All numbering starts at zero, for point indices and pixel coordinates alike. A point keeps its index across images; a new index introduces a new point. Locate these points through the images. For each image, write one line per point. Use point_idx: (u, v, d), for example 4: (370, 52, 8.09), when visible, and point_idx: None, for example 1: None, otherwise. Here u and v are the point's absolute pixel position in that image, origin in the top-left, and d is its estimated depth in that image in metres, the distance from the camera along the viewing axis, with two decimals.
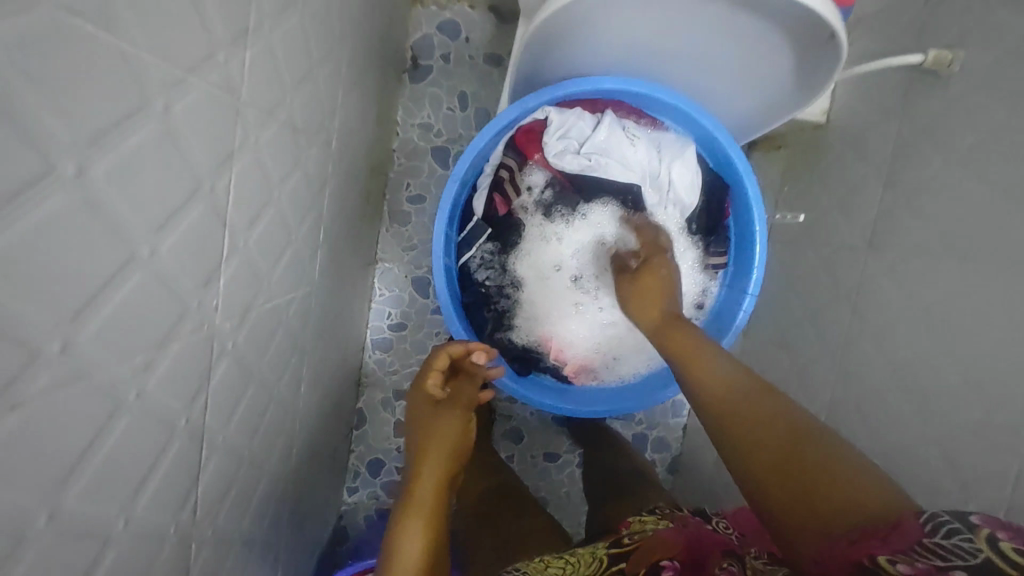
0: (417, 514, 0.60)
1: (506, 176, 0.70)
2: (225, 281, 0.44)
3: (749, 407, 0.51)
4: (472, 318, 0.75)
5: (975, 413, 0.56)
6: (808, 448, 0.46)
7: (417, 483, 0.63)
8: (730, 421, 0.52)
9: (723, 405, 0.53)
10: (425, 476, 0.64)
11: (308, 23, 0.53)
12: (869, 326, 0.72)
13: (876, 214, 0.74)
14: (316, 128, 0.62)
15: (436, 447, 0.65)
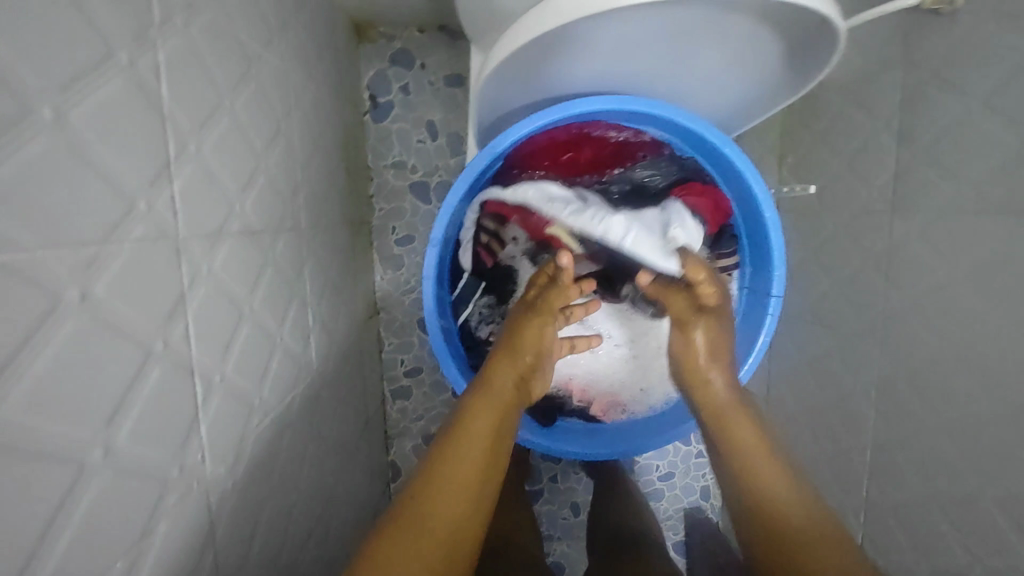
0: (478, 441, 0.53)
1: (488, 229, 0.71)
2: (206, 428, 0.40)
3: (798, 525, 0.52)
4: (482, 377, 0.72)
5: None
6: (805, 515, 0.52)
7: (475, 416, 0.55)
8: (767, 512, 0.53)
9: (770, 516, 0.53)
10: (490, 411, 0.56)
11: (243, 114, 0.48)
12: (909, 295, 0.66)
13: (893, 172, 0.68)
14: (280, 215, 0.57)
15: (510, 413, 0.57)
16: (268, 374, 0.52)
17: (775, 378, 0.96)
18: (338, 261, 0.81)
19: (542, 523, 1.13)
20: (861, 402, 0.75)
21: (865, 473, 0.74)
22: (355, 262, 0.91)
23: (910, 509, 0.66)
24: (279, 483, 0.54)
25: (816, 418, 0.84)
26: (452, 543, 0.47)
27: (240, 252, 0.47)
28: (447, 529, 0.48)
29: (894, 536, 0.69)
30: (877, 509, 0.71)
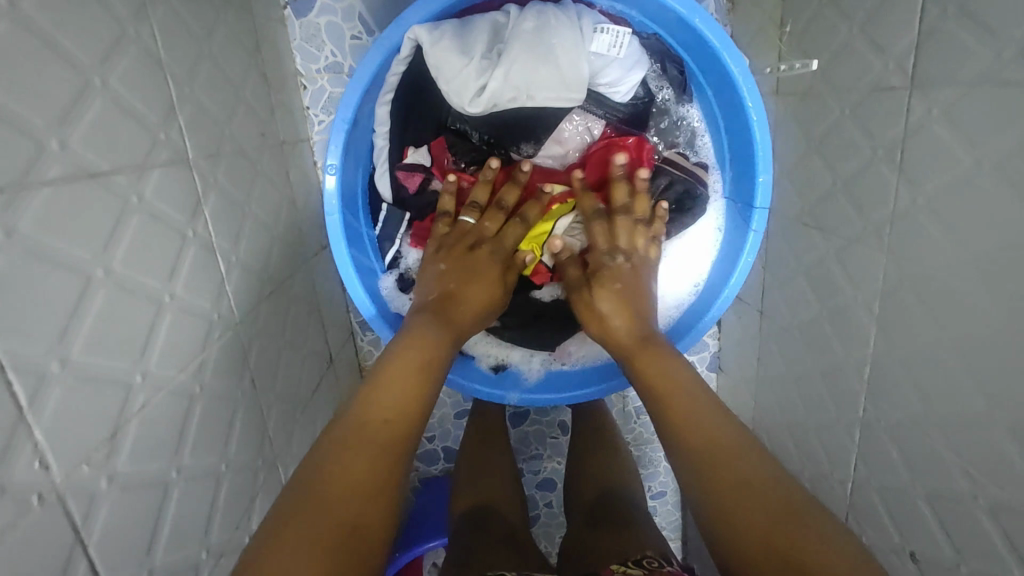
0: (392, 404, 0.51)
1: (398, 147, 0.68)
2: (42, 432, 0.33)
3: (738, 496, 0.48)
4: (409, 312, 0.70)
5: None
6: (733, 446, 0.51)
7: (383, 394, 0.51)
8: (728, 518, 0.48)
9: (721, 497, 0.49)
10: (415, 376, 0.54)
11: (40, 15, 0.36)
12: (924, 193, 0.55)
13: (917, 35, 0.54)
14: (148, 146, 0.46)
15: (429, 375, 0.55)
16: (153, 342, 0.44)
17: (769, 286, 0.87)
18: (263, 190, 0.70)
19: (530, 443, 1.11)
20: (862, 316, 0.66)
21: (861, 390, 0.67)
22: (291, 188, 0.80)
23: (906, 428, 0.60)
24: (192, 457, 0.48)
25: (811, 331, 0.77)
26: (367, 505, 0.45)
27: (71, 204, 0.37)
28: (341, 493, 0.45)
29: (888, 457, 0.63)
30: (872, 428, 0.65)
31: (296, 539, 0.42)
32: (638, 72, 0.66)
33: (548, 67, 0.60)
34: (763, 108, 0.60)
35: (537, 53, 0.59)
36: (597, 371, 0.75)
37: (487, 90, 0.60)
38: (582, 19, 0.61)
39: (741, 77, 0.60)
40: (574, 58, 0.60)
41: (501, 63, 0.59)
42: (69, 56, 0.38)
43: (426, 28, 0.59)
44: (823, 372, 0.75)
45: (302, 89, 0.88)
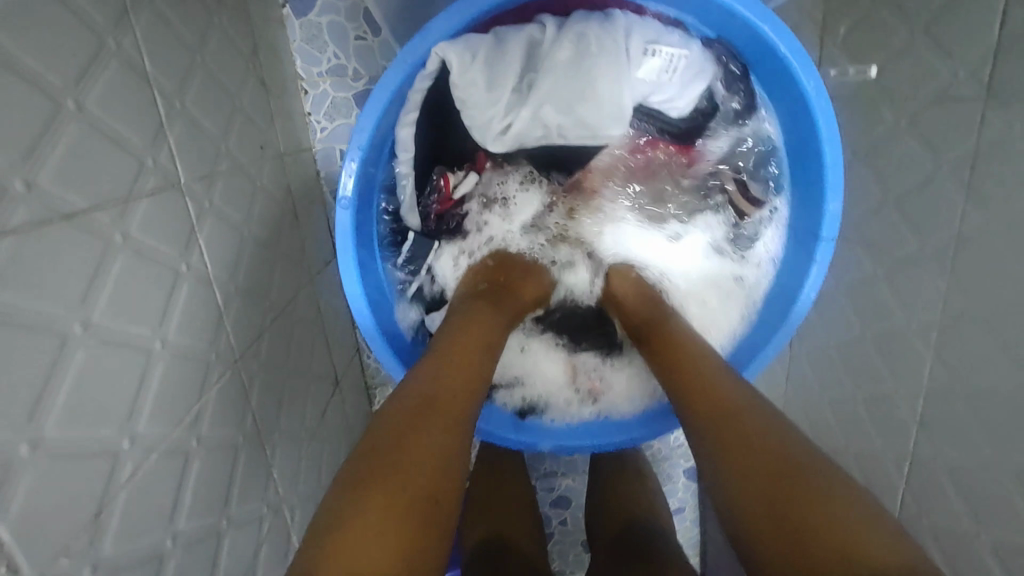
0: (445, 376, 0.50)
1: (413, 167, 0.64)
2: (8, 531, 0.29)
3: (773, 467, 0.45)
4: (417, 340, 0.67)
5: None
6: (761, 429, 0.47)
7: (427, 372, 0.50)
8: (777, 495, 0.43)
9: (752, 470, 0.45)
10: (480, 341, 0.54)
11: (0, 32, 0.30)
12: (997, 216, 0.50)
13: (996, 40, 0.48)
14: (135, 174, 0.41)
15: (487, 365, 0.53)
16: (144, 398, 0.39)
17: (803, 303, 0.82)
18: (264, 208, 0.65)
19: (545, 460, 1.07)
20: (915, 343, 0.61)
21: (913, 423, 0.62)
22: (293, 202, 0.75)
23: (967, 469, 0.55)
24: (189, 519, 0.43)
25: (853, 353, 0.72)
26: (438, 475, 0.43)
27: (43, 256, 0.32)
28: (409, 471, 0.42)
29: (945, 496, 0.58)
30: (926, 465, 0.61)
31: (361, 521, 0.38)
32: (698, 86, 0.62)
33: (587, 103, 0.57)
34: (837, 133, 0.56)
35: (575, 88, 0.56)
36: (628, 423, 0.69)
37: (519, 124, 0.59)
38: (630, 40, 0.56)
39: (814, 94, 0.56)
40: (616, 90, 0.57)
41: (536, 99, 0.57)
42: (38, 80, 0.33)
43: (455, 48, 0.54)
44: (866, 399, 0.70)
45: (303, 94, 0.82)
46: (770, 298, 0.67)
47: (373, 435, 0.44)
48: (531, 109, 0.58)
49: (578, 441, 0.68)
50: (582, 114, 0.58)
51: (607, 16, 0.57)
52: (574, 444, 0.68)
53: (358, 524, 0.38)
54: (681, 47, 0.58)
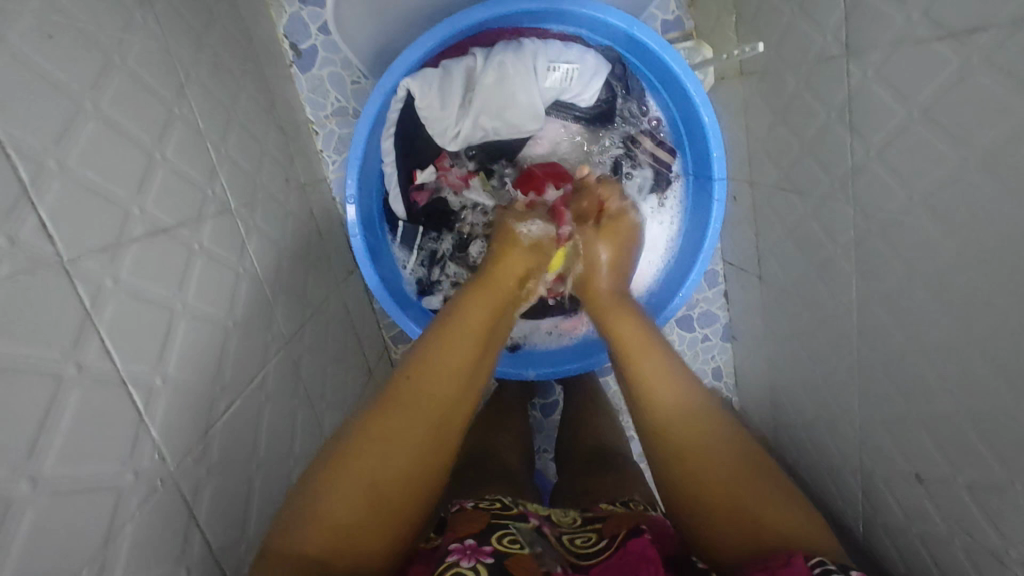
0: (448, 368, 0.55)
1: (397, 172, 0.76)
2: (158, 431, 0.42)
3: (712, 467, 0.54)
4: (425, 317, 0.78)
5: (1000, 213, 0.47)
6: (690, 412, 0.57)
7: (449, 343, 0.56)
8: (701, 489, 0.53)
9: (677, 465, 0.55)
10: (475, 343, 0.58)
11: (113, 109, 0.46)
12: (872, 146, 0.61)
13: (844, 9, 0.60)
14: (201, 202, 0.56)
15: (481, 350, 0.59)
16: (226, 359, 0.54)
17: (764, 253, 0.93)
18: (293, 227, 0.80)
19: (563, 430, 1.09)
20: (843, 264, 0.72)
21: (854, 333, 0.72)
22: (316, 223, 0.90)
23: (894, 361, 0.66)
24: (267, 454, 0.57)
25: (804, 286, 0.82)
26: (433, 452, 0.51)
27: (153, 253, 0.47)
28: (416, 443, 0.50)
29: (884, 388, 0.68)
30: (868, 366, 0.71)
31: (361, 476, 0.47)
32: (598, 81, 0.73)
33: (512, 110, 0.72)
34: (710, 100, 0.67)
35: (503, 100, 0.71)
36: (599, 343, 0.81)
37: (464, 131, 0.73)
38: (536, 60, 0.69)
39: (681, 71, 0.67)
40: (533, 97, 0.72)
41: (474, 112, 0.72)
42: (137, 140, 0.48)
43: (416, 82, 0.68)
44: (820, 322, 0.80)
45: (315, 135, 0.98)
46: (686, 246, 0.78)
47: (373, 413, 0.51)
48: (471, 120, 0.72)
49: (561, 364, 0.81)
50: (509, 119, 0.73)
51: (518, 42, 0.70)
52: (556, 365, 0.81)
53: (359, 474, 0.48)
54: (583, 54, 0.71)
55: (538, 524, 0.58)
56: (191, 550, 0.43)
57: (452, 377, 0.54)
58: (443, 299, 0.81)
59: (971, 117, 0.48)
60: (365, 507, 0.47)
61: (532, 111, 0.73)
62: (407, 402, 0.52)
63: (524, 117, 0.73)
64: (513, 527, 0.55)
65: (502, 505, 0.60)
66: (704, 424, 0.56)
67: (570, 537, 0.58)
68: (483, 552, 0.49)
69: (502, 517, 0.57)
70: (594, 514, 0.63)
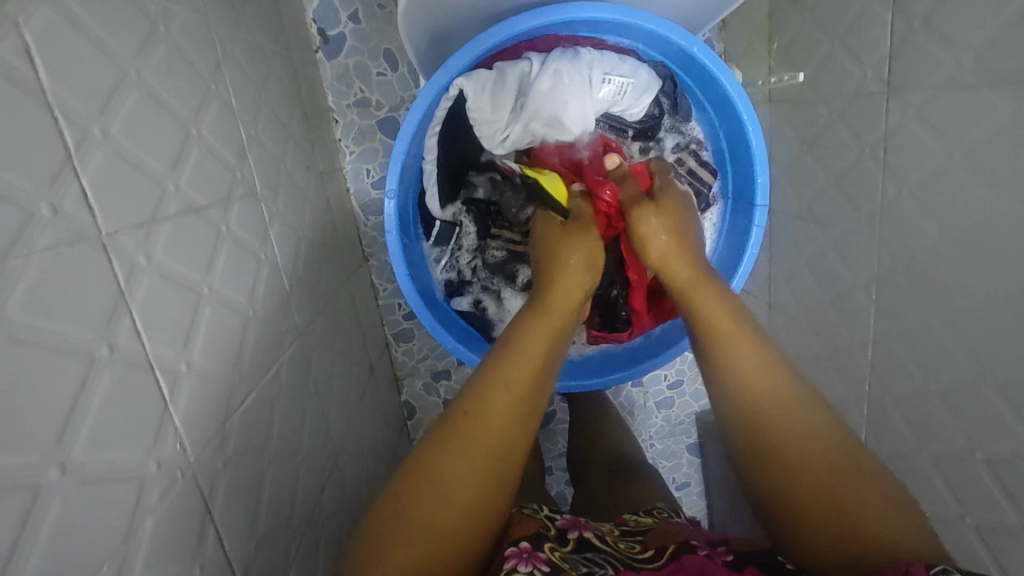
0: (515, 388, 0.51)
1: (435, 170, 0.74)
2: (180, 420, 0.40)
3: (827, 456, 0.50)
4: (449, 320, 0.77)
5: None
6: (781, 401, 0.52)
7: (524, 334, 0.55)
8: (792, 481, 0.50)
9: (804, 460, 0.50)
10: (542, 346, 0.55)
11: (156, 80, 0.44)
12: (905, 184, 0.62)
13: (889, 47, 0.61)
14: (230, 183, 0.54)
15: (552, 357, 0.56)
16: (246, 348, 0.52)
17: (775, 279, 0.94)
18: (311, 216, 0.78)
19: (560, 441, 1.08)
20: (862, 298, 0.72)
21: (866, 367, 0.73)
22: (331, 213, 0.88)
23: (907, 397, 0.66)
24: (278, 449, 0.55)
25: (817, 317, 0.83)
26: (508, 464, 0.49)
27: (185, 232, 0.45)
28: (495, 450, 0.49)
29: (895, 425, 0.69)
30: (879, 401, 0.71)
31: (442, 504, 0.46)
32: (648, 97, 0.73)
33: (565, 120, 0.70)
34: (760, 126, 0.68)
35: (557, 109, 0.69)
36: (621, 363, 0.82)
37: (512, 137, 0.72)
38: (592, 71, 0.69)
39: (734, 93, 0.67)
40: (587, 108, 0.70)
41: (527, 118, 0.70)
42: (176, 114, 0.46)
43: (469, 82, 0.67)
44: (831, 354, 0.81)
45: (334, 124, 0.96)
46: (719, 268, 0.78)
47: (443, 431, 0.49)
48: (522, 126, 0.71)
49: (579, 378, 0.80)
50: (559, 130, 0.71)
51: (574, 50, 0.69)
52: (574, 380, 0.80)
53: (427, 492, 0.46)
54: (639, 69, 0.71)
55: (581, 530, 0.57)
56: (205, 547, 0.41)
57: (522, 396, 0.51)
58: (471, 302, 0.81)
59: (1016, 165, 0.49)
60: (449, 531, 0.46)
61: (584, 123, 0.71)
62: (465, 434, 0.49)
63: (575, 129, 0.72)
64: (558, 538, 0.54)
65: (539, 516, 0.58)
66: (800, 407, 0.51)
67: (615, 540, 0.58)
68: (536, 559, 0.48)
69: (546, 524, 0.57)
70: (629, 526, 0.62)
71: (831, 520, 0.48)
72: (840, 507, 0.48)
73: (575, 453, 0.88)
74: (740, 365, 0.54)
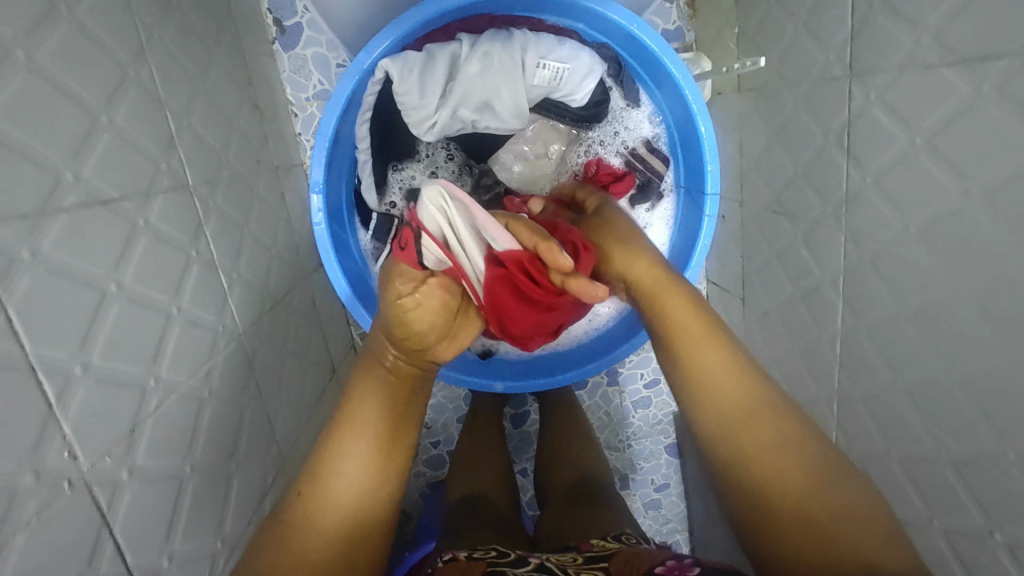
0: (355, 472, 0.50)
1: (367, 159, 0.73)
2: (70, 426, 0.37)
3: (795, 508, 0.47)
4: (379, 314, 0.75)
5: (999, 251, 0.45)
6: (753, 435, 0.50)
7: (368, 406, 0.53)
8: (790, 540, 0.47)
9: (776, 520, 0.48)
10: (376, 412, 0.52)
11: (54, 64, 0.41)
12: (869, 173, 0.59)
13: (850, 28, 0.58)
14: (152, 174, 0.51)
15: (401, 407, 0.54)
16: (165, 349, 0.49)
17: (747, 274, 0.91)
18: (260, 212, 0.75)
19: (532, 442, 1.05)
20: (831, 294, 0.69)
21: (836, 364, 0.70)
22: (287, 209, 0.85)
23: (873, 393, 0.64)
24: (205, 456, 0.52)
25: (789, 314, 0.80)
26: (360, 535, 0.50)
27: (86, 226, 0.42)
28: (339, 534, 0.48)
29: (863, 423, 0.66)
30: (849, 400, 0.68)
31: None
32: (592, 80, 0.71)
33: (497, 104, 0.70)
34: (706, 107, 0.66)
35: (485, 91, 0.69)
36: (583, 356, 0.79)
37: (442, 123, 0.71)
38: (526, 54, 0.67)
39: (678, 76, 0.66)
40: (518, 95, 0.69)
41: (454, 102, 0.69)
42: (79, 99, 0.43)
43: (394, 64, 0.66)
44: (802, 352, 0.78)
45: (293, 117, 0.93)
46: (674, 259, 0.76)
47: (295, 506, 0.49)
48: (448, 109, 0.69)
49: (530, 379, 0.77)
50: (489, 113, 0.71)
51: (508, 34, 0.68)
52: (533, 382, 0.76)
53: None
54: (577, 50, 0.69)
55: (539, 565, 0.55)
56: (99, 565, 0.38)
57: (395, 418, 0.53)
58: None
59: (976, 148, 0.46)
60: None
61: (515, 107, 0.70)
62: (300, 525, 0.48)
63: (507, 114, 0.70)
64: (506, 571, 0.52)
65: (498, 551, 0.57)
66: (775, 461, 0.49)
67: (575, 567, 0.55)
68: None
69: (496, 562, 0.55)
70: (593, 552, 0.59)
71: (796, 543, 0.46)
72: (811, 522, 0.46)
73: (541, 456, 0.85)
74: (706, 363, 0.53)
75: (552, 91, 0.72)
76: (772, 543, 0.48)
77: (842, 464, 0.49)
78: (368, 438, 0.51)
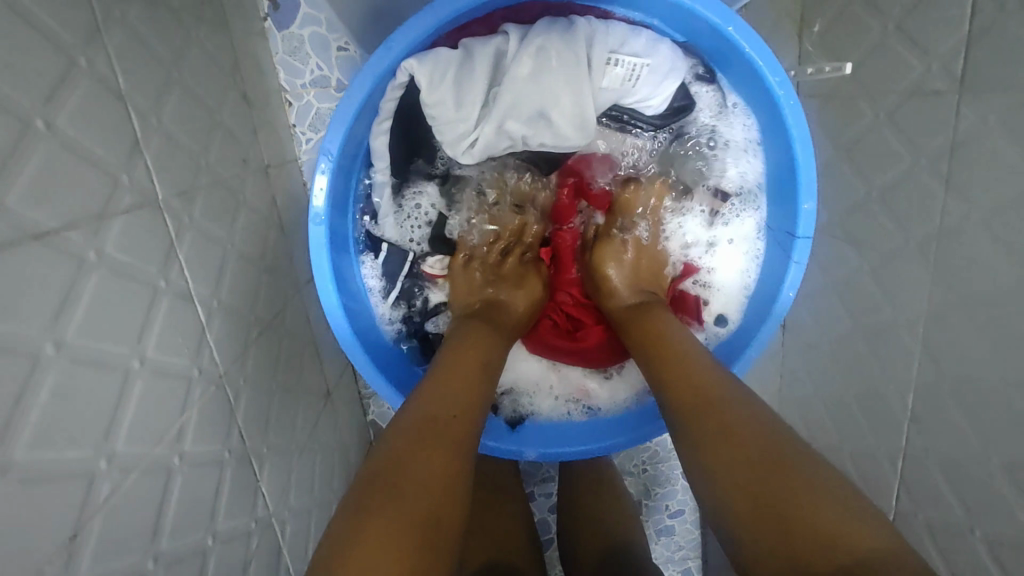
0: (443, 436, 0.47)
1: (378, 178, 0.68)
2: None
3: (754, 464, 0.44)
4: (382, 355, 0.69)
5: None
6: (708, 398, 0.50)
7: (447, 387, 0.51)
8: (761, 502, 0.43)
9: (748, 488, 0.44)
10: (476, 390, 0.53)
11: None
12: (976, 208, 0.50)
13: (967, 32, 0.48)
14: (108, 191, 0.41)
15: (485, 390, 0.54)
16: (123, 415, 0.39)
17: (792, 301, 0.82)
18: (247, 221, 0.65)
19: (542, 469, 0.96)
20: (905, 339, 0.60)
21: (904, 419, 0.61)
22: (279, 213, 0.74)
23: (954, 460, 0.55)
24: (172, 539, 0.43)
25: (843, 351, 0.71)
26: (442, 518, 0.43)
27: (9, 275, 0.32)
28: (427, 502, 0.42)
29: (937, 491, 0.57)
30: (919, 462, 0.60)
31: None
32: (671, 82, 0.64)
33: (555, 115, 0.62)
34: (807, 130, 0.59)
35: (540, 97, 0.61)
36: (625, 425, 0.70)
37: (488, 136, 0.63)
38: (595, 51, 0.60)
39: (780, 89, 0.59)
40: (580, 102, 0.61)
41: (504, 113, 0.61)
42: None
43: (422, 66, 0.58)
44: (858, 397, 0.68)
45: (287, 106, 0.82)
46: (753, 302, 0.70)
47: (371, 479, 0.43)
48: (495, 121, 0.62)
49: (571, 445, 0.69)
50: (541, 125, 0.63)
51: (568, 28, 0.60)
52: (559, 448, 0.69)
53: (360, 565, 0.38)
54: (653, 47, 0.62)
55: None
56: None
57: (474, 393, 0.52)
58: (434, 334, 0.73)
59: None
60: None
61: (575, 118, 0.62)
62: (388, 492, 0.42)
63: (571, 127, 0.63)
64: None
65: None
66: (739, 424, 0.47)
67: None
68: None
69: None
70: None
71: (761, 506, 0.42)
72: (760, 486, 0.43)
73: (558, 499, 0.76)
74: (679, 370, 0.55)
75: (626, 95, 0.64)
76: (741, 512, 0.43)
77: (779, 423, 0.47)
78: (459, 396, 0.51)
